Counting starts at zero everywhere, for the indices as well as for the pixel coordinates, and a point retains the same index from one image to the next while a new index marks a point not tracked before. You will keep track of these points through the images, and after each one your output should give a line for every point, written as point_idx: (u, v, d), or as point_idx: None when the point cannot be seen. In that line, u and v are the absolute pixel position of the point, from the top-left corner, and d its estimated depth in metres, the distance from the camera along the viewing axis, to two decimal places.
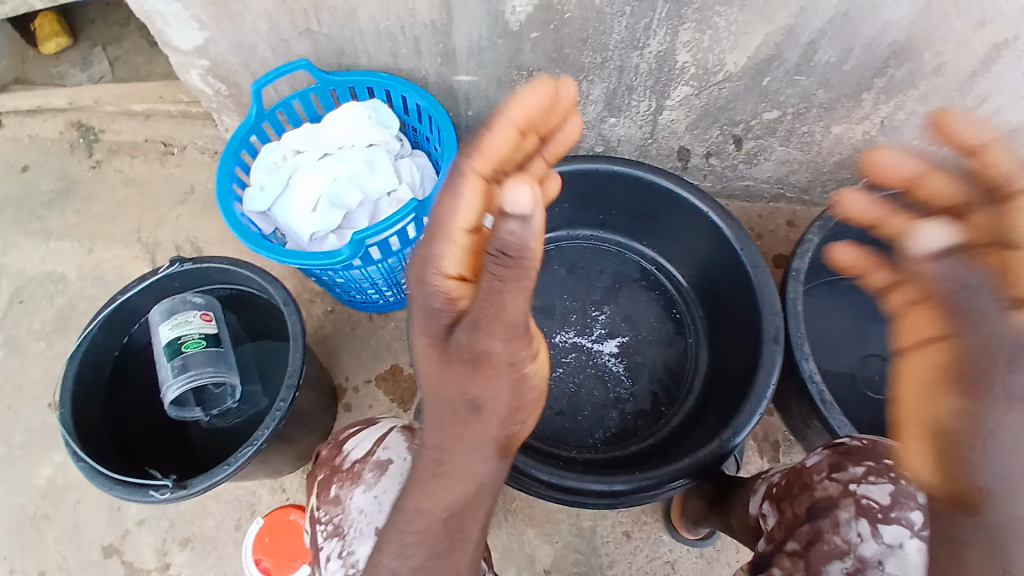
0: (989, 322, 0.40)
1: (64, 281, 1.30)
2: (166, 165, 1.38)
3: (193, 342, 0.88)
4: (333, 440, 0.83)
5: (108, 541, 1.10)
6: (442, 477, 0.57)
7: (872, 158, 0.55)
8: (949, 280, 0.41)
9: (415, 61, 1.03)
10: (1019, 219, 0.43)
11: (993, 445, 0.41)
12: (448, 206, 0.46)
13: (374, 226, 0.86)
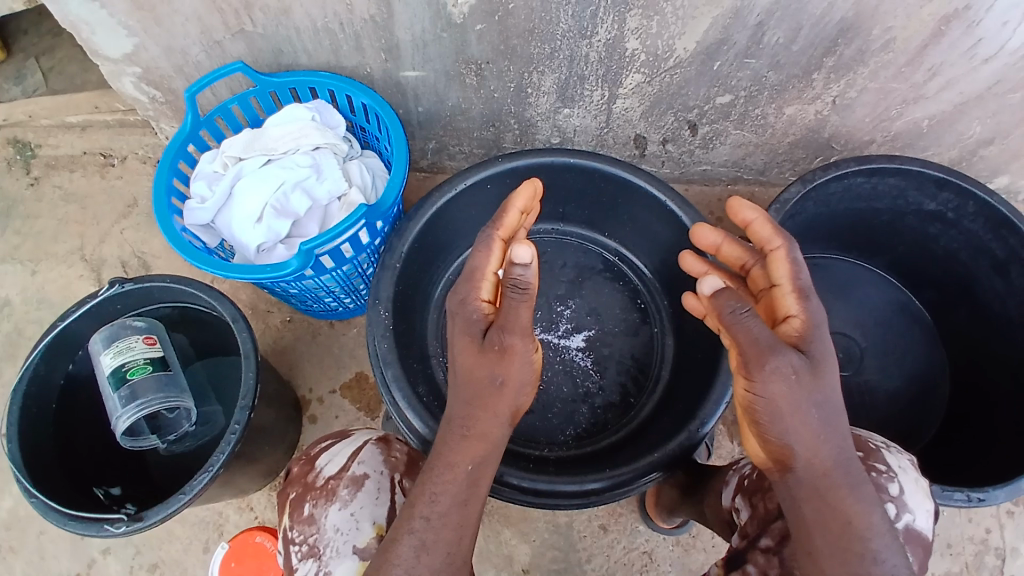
0: (749, 328, 0.59)
1: (8, 305, 1.24)
2: (107, 178, 1.32)
3: (138, 368, 0.83)
4: (304, 455, 0.80)
5: (73, 571, 1.06)
6: (473, 437, 0.67)
7: (693, 230, 0.77)
8: (728, 308, 0.59)
9: (358, 58, 1.00)
10: (777, 268, 0.66)
11: (778, 412, 0.60)
12: (484, 258, 0.68)
13: (323, 235, 0.83)
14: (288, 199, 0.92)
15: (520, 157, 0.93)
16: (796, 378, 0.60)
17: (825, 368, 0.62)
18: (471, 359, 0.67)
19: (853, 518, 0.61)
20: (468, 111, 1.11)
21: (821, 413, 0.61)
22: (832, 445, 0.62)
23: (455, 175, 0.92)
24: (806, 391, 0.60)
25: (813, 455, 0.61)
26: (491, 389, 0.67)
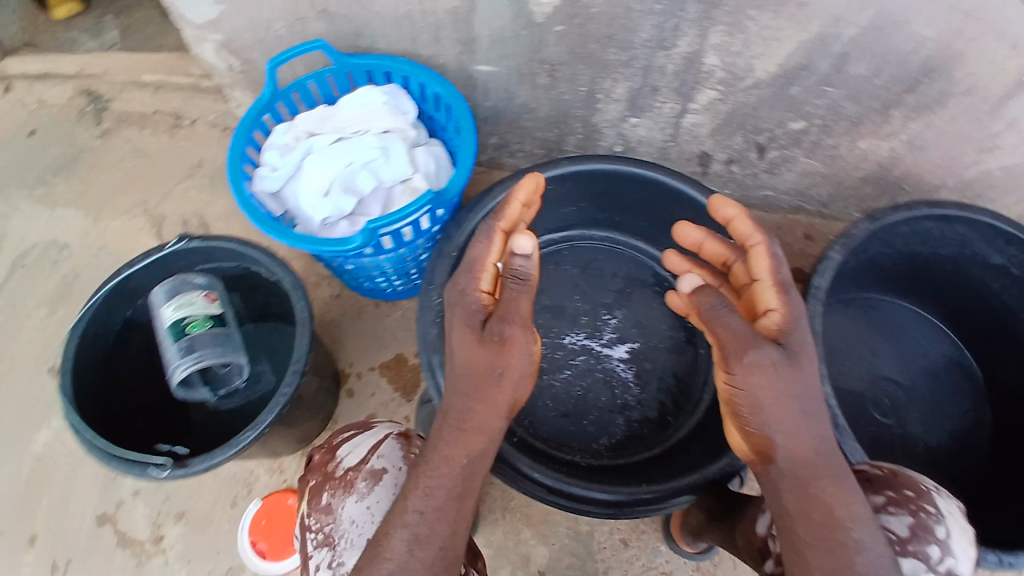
0: (725, 320, 0.64)
1: (69, 248, 1.28)
2: (175, 138, 1.35)
3: (198, 323, 0.84)
4: (326, 444, 0.81)
5: (101, 510, 1.06)
6: (468, 432, 0.69)
7: (675, 229, 0.81)
8: (706, 304, 0.65)
9: (435, 47, 1.01)
10: (756, 262, 0.71)
11: (757, 406, 0.65)
12: (484, 249, 0.72)
13: (388, 215, 0.84)
14: (355, 178, 0.94)
15: (589, 161, 0.93)
16: (775, 371, 0.64)
17: (804, 359, 0.66)
18: (472, 350, 0.69)
19: (836, 508, 0.63)
20: (535, 111, 1.11)
21: (802, 405, 0.64)
22: (813, 435, 0.66)
23: (517, 171, 0.92)
24: (785, 381, 0.64)
25: (795, 444, 0.65)
26: (490, 378, 0.69)
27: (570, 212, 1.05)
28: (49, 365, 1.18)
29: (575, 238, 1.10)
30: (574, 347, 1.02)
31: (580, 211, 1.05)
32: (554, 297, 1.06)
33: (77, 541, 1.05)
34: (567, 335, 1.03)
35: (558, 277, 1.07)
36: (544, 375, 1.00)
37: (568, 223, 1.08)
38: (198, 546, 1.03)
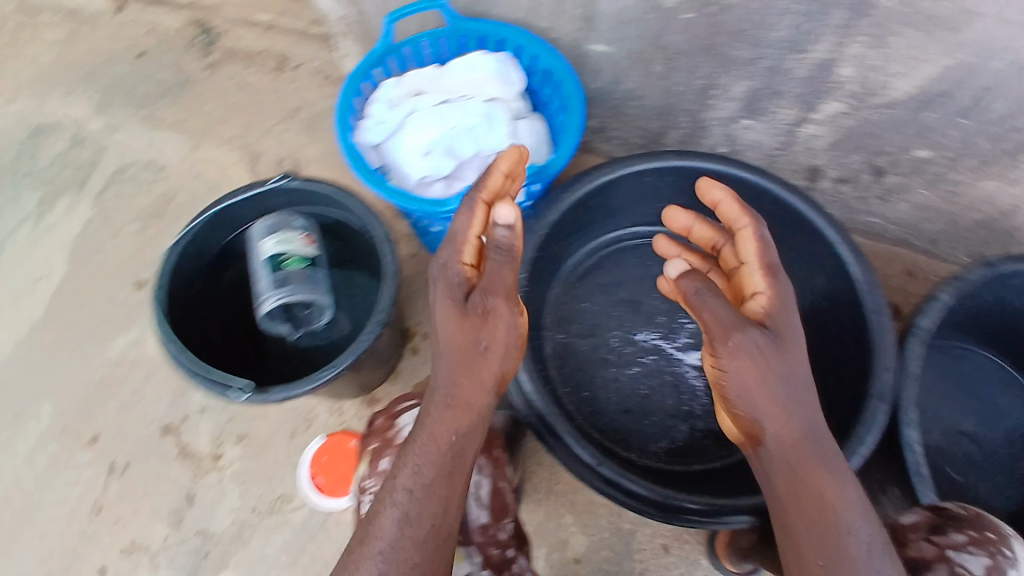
0: (710, 303, 0.65)
1: (166, 169, 1.30)
2: (279, 81, 1.35)
3: (295, 261, 0.87)
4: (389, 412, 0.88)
5: (168, 420, 1.11)
6: (456, 409, 0.67)
7: (665, 212, 0.81)
8: (693, 287, 0.66)
9: (553, 21, 0.98)
10: (744, 245, 0.70)
11: (743, 392, 0.65)
12: (466, 222, 0.67)
13: None
14: (457, 141, 0.93)
15: (704, 160, 0.91)
16: (760, 354, 0.64)
17: (793, 345, 0.66)
18: (454, 323, 0.67)
19: (826, 492, 0.62)
20: (642, 99, 1.07)
21: (787, 386, 0.64)
22: (801, 416, 0.64)
23: (619, 157, 0.92)
24: (770, 365, 0.64)
25: (782, 429, 0.64)
26: (474, 354, 0.66)
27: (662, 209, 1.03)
28: (135, 280, 1.21)
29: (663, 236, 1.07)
30: (645, 345, 1.01)
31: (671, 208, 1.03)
32: (634, 291, 1.05)
33: (138, 446, 1.10)
34: (640, 332, 1.02)
35: (640, 272, 1.06)
36: (611, 367, 1.00)
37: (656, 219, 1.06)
38: (253, 469, 1.07)
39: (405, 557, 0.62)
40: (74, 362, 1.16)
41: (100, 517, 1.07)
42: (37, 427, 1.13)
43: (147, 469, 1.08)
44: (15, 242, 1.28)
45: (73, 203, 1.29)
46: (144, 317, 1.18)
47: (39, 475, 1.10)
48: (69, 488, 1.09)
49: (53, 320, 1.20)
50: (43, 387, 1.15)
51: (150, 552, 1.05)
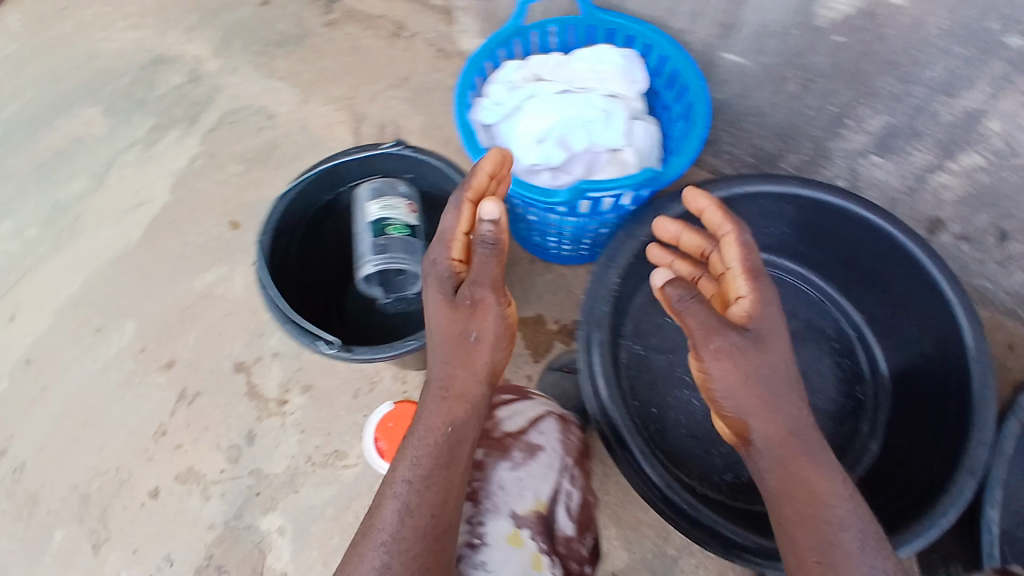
0: (691, 310, 0.65)
1: (274, 118, 1.33)
2: (392, 46, 1.36)
3: (398, 228, 0.87)
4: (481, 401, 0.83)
5: (241, 358, 1.15)
6: (452, 399, 0.69)
7: (654, 221, 0.82)
8: (676, 296, 0.65)
9: (689, 24, 0.95)
10: (728, 251, 0.71)
11: (730, 395, 0.66)
12: (452, 219, 0.71)
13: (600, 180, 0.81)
14: (571, 133, 0.90)
15: (834, 196, 0.89)
16: (741, 356, 0.65)
17: (772, 342, 0.67)
18: (444, 315, 0.69)
19: (817, 487, 0.64)
20: (765, 117, 1.02)
21: (771, 384, 0.65)
22: (787, 415, 0.66)
23: (731, 174, 0.89)
24: (751, 363, 0.65)
25: (770, 428, 0.66)
26: (467, 345, 0.69)
27: (767, 237, 1.02)
28: (230, 218, 1.26)
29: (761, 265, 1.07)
30: None
31: (776, 237, 1.02)
32: None
33: (214, 378, 1.14)
34: None
35: None
36: (687, 386, 0.98)
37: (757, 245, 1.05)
38: (313, 419, 1.10)
39: (405, 547, 0.61)
40: (164, 287, 1.21)
41: (162, 441, 1.11)
42: (119, 343, 1.18)
43: (214, 401, 1.12)
44: (122, 165, 1.32)
45: (181, 136, 1.33)
46: (233, 256, 1.22)
47: (113, 389, 1.15)
48: (138, 407, 1.13)
49: (149, 245, 1.25)
50: (130, 306, 1.21)
51: (203, 482, 1.08)
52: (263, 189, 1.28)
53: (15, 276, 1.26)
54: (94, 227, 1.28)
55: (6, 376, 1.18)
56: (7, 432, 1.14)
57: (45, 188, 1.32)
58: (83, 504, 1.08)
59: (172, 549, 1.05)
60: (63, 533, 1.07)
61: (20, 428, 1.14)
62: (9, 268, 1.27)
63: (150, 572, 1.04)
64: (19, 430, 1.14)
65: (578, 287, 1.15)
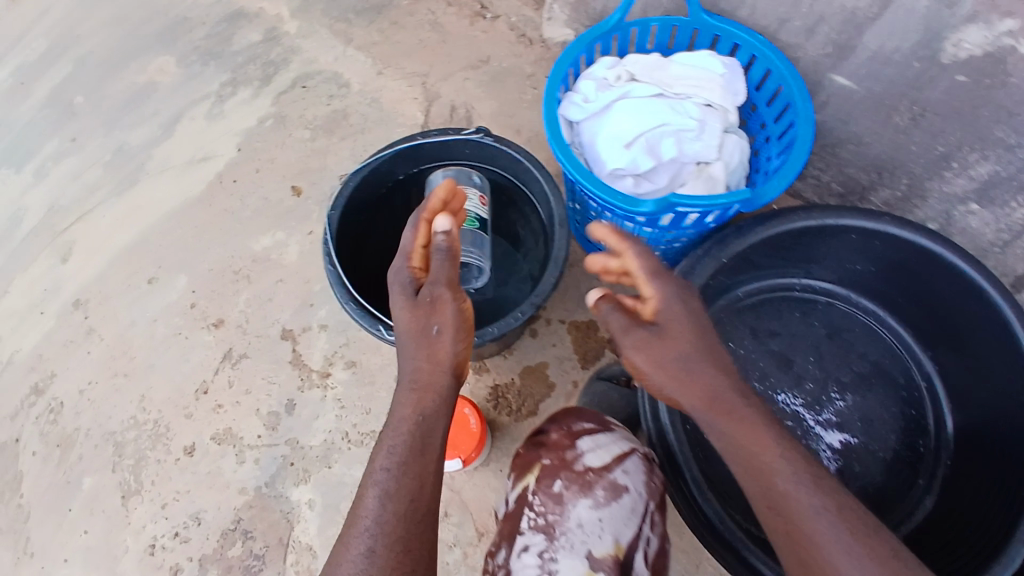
0: (605, 316, 0.69)
1: (346, 88, 1.31)
2: (474, 27, 1.33)
3: (469, 220, 0.83)
4: (564, 425, 0.76)
5: (289, 326, 1.14)
6: (420, 390, 0.69)
7: (588, 265, 0.76)
8: (599, 315, 0.70)
9: (801, 39, 0.91)
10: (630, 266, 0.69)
11: (659, 388, 0.67)
12: (408, 233, 0.75)
13: (693, 196, 0.76)
14: (662, 140, 0.86)
15: (926, 237, 0.83)
16: (649, 346, 0.65)
17: (681, 314, 0.66)
18: (405, 315, 0.71)
19: (754, 448, 0.60)
20: (865, 146, 0.97)
21: (681, 362, 0.64)
22: (708, 386, 0.63)
23: (829, 205, 0.84)
24: (660, 351, 0.65)
25: (690, 398, 0.64)
26: (428, 339, 0.70)
27: (849, 271, 0.97)
28: (292, 183, 1.24)
29: (837, 299, 1.02)
30: (785, 408, 0.97)
31: (860, 273, 0.97)
32: (788, 345, 1.00)
33: (260, 343, 1.13)
34: (782, 394, 0.98)
35: (802, 328, 1.01)
36: None
37: (834, 278, 1.00)
38: (354, 397, 1.09)
39: (386, 532, 0.60)
40: (221, 244, 1.21)
41: (203, 399, 1.11)
42: (170, 296, 1.19)
43: (258, 366, 1.12)
44: (191, 117, 1.32)
45: (252, 96, 1.32)
46: (291, 223, 1.21)
47: (160, 341, 1.15)
48: (183, 362, 1.13)
49: (210, 202, 1.25)
50: (185, 261, 1.21)
51: (239, 445, 1.07)
52: (327, 158, 1.26)
53: (73, 216, 1.27)
54: (156, 177, 1.28)
55: (54, 316, 1.20)
56: (49, 371, 1.16)
57: (112, 132, 1.33)
58: (116, 453, 1.09)
59: (201, 508, 1.05)
60: (92, 480, 1.08)
61: (64, 368, 1.16)
62: (69, 207, 1.28)
63: (176, 528, 1.04)
64: (63, 369, 1.15)
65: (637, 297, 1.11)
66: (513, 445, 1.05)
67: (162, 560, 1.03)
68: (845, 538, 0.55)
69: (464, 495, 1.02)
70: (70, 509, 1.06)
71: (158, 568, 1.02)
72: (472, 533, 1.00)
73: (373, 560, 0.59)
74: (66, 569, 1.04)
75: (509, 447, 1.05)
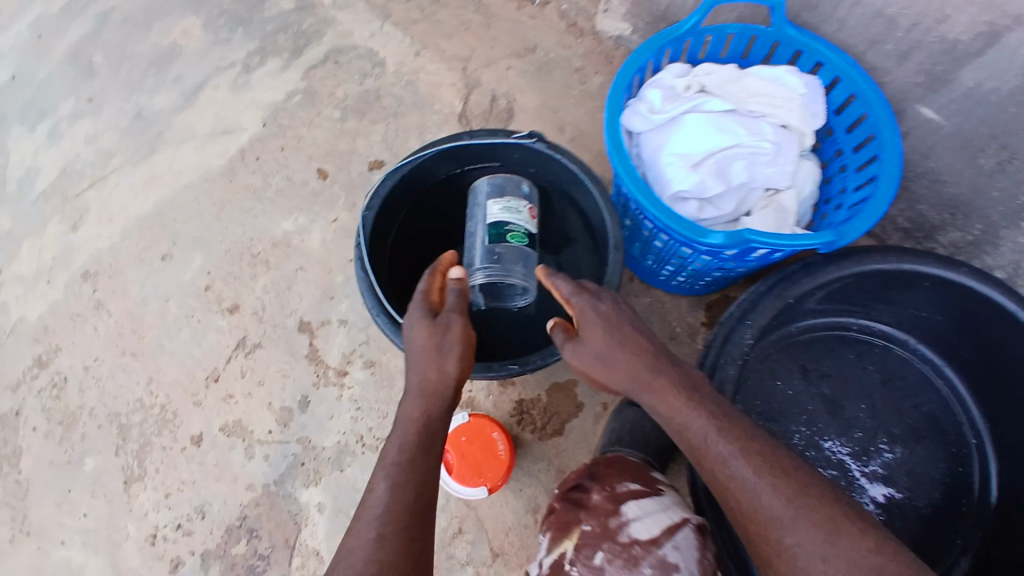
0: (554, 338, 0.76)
1: (382, 67, 1.23)
2: (521, 12, 1.24)
3: (518, 236, 0.77)
4: (608, 486, 0.69)
5: (308, 318, 1.09)
6: (427, 396, 0.66)
7: None
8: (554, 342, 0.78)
9: (892, 65, 0.86)
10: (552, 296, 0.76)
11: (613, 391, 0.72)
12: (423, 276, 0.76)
13: (773, 234, 0.71)
14: (733, 163, 0.81)
15: (999, 292, 0.79)
16: (575, 353, 0.71)
17: (603, 307, 0.70)
18: (422, 333, 0.68)
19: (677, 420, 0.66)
20: (942, 183, 0.90)
21: (597, 359, 0.69)
22: (623, 372, 0.68)
23: (902, 247, 0.82)
24: (584, 354, 0.70)
25: (621, 382, 0.69)
26: (444, 353, 0.67)
27: (913, 318, 0.93)
28: (319, 166, 1.18)
29: (894, 343, 0.98)
30: (831, 456, 0.95)
31: (925, 320, 0.92)
32: (840, 390, 0.97)
33: (276, 334, 1.08)
34: (829, 441, 0.96)
35: (854, 371, 0.97)
36: None
37: (893, 321, 0.96)
38: (371, 399, 1.04)
39: (393, 519, 0.58)
40: (241, 225, 1.15)
41: (214, 387, 1.06)
42: (185, 275, 1.13)
43: (274, 357, 1.07)
44: (215, 86, 1.25)
45: (281, 68, 1.24)
46: (316, 208, 1.15)
47: (172, 322, 1.10)
48: (195, 347, 1.08)
49: (231, 178, 1.18)
50: (202, 239, 1.15)
51: (249, 440, 1.03)
52: (356, 141, 1.19)
53: (87, 181, 1.21)
54: (175, 146, 1.21)
55: (62, 287, 1.14)
56: (54, 344, 1.11)
57: (131, 94, 1.26)
58: (120, 436, 1.05)
59: (206, 501, 1.01)
60: (94, 461, 1.04)
61: (70, 342, 1.11)
62: (83, 171, 1.22)
63: (179, 520, 1.00)
64: (69, 343, 1.11)
65: (677, 319, 1.06)
66: (535, 464, 1.02)
67: (163, 551, 0.99)
68: (761, 481, 0.61)
69: (481, 512, 1.00)
70: (68, 491, 1.03)
71: (158, 560, 0.99)
72: (487, 553, 0.98)
73: (383, 545, 0.56)
74: (63, 552, 1.00)
75: (532, 467, 1.02)
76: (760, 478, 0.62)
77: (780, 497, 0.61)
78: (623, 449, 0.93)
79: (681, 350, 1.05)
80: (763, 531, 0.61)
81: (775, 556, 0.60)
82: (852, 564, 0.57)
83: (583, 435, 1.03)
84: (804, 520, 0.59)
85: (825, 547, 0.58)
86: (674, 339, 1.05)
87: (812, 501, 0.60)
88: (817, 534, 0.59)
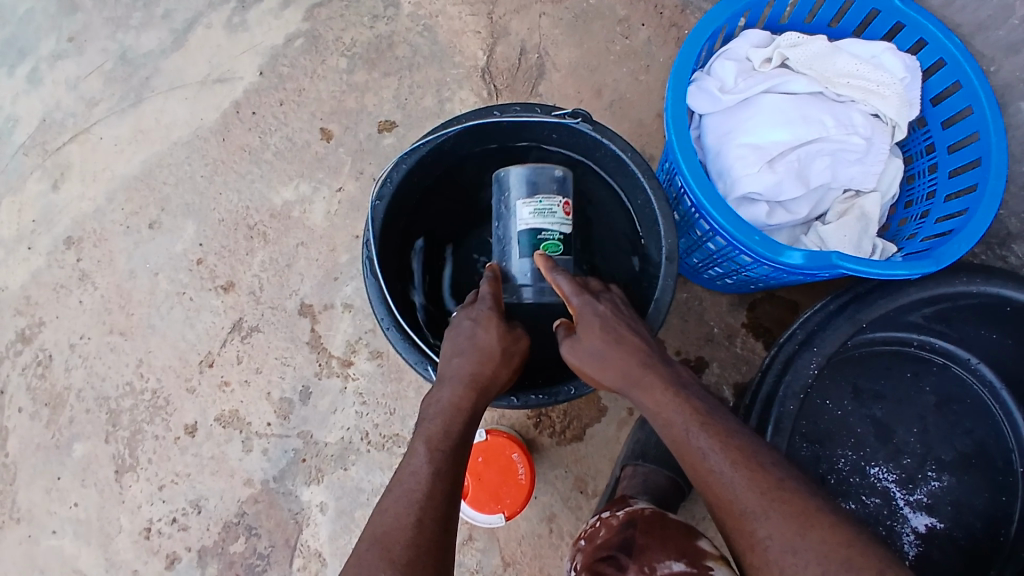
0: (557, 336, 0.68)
1: (395, 9, 1.07)
2: None
3: (551, 244, 0.69)
4: (646, 565, 0.61)
5: (309, 300, 0.98)
6: (473, 387, 0.61)
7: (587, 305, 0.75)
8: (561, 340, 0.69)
9: (1003, 51, 0.74)
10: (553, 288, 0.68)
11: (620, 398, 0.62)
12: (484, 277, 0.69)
13: (861, 261, 0.60)
14: (813, 161, 0.70)
15: None
16: (573, 347, 0.63)
17: (602, 308, 0.63)
18: (488, 327, 0.64)
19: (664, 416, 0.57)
20: None
21: (592, 354, 0.61)
22: (617, 369, 0.60)
23: (983, 268, 0.74)
24: (580, 350, 0.62)
25: (617, 381, 0.60)
26: (505, 357, 0.64)
27: (978, 336, 0.81)
28: (323, 125, 1.04)
29: (954, 362, 0.85)
30: (875, 483, 0.85)
31: (988, 341, 0.81)
32: (892, 414, 0.86)
33: (274, 317, 0.98)
34: (875, 466, 0.85)
35: (908, 393, 0.85)
36: (826, 488, 0.84)
37: (955, 336, 0.83)
38: (377, 392, 0.95)
39: (434, 505, 0.53)
40: (235, 191, 1.03)
41: (209, 372, 0.98)
42: (175, 246, 1.02)
43: (272, 342, 0.97)
44: (207, 25, 1.09)
45: (281, 6, 1.08)
46: (319, 174, 1.02)
47: (163, 299, 1.01)
48: (187, 328, 0.99)
49: (224, 136, 1.05)
50: (194, 206, 1.03)
51: (246, 431, 0.96)
52: (365, 97, 1.04)
53: (69, 133, 1.08)
54: (163, 97, 1.07)
55: (44, 254, 1.04)
56: (38, 318, 1.02)
57: (116, 33, 1.11)
58: (111, 422, 0.98)
59: (202, 495, 0.95)
60: (83, 447, 0.97)
61: (54, 316, 1.02)
62: (64, 122, 1.09)
63: (175, 513, 0.95)
64: (54, 317, 1.02)
65: (715, 319, 0.94)
66: (552, 471, 0.94)
67: (158, 545, 0.94)
68: (736, 475, 0.52)
69: None
70: (59, 477, 0.97)
71: (153, 554, 0.94)
72: (498, 562, 0.92)
73: (422, 531, 0.51)
74: (54, 541, 0.96)
75: (548, 473, 0.94)
76: (737, 471, 0.52)
77: (752, 488, 0.52)
78: (644, 465, 0.87)
79: (718, 354, 0.94)
80: (737, 524, 0.52)
81: (748, 550, 0.51)
82: (823, 559, 0.48)
83: (606, 443, 0.94)
84: (777, 511, 0.51)
85: (797, 540, 0.49)
86: (710, 342, 0.94)
87: (787, 494, 0.51)
88: (790, 526, 0.50)
